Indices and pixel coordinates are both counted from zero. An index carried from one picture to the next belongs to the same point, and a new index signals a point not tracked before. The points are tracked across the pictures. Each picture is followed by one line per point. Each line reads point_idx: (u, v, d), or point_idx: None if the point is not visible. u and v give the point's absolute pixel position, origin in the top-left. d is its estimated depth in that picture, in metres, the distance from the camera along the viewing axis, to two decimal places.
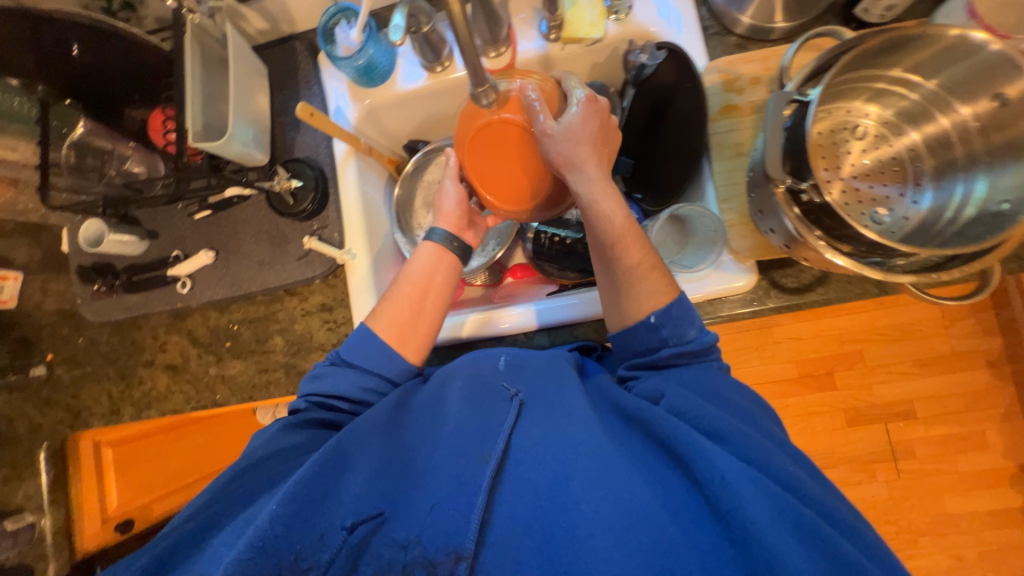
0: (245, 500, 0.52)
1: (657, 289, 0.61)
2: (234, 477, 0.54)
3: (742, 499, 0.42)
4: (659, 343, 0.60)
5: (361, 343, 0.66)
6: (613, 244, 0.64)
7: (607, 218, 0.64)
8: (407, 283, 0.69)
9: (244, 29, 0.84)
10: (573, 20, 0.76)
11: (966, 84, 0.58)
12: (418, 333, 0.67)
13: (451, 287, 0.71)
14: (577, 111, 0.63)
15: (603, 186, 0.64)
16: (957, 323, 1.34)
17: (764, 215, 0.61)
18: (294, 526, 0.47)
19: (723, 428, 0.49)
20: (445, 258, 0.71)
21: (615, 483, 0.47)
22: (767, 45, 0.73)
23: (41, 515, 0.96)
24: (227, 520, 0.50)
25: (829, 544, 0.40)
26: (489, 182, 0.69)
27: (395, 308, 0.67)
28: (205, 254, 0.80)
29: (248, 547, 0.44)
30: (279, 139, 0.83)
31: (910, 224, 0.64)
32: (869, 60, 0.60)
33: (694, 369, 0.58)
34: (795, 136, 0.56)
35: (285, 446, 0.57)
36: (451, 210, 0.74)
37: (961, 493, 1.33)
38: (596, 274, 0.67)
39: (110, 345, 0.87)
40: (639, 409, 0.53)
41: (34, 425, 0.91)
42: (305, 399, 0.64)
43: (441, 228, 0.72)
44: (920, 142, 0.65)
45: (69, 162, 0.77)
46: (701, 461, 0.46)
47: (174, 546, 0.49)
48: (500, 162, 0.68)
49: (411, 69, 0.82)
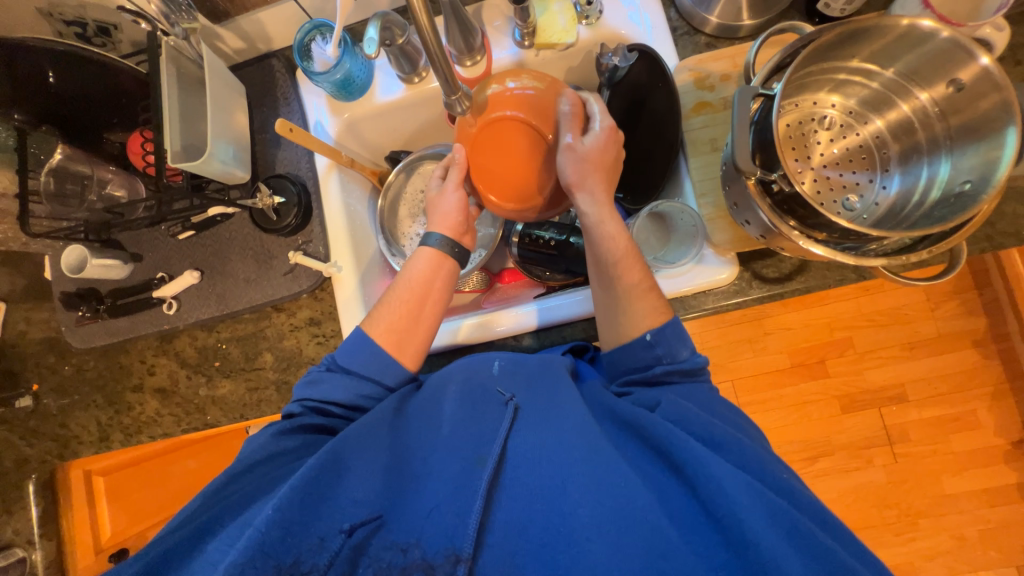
0: (240, 504, 0.51)
1: (652, 310, 0.62)
2: (228, 482, 0.54)
3: (739, 508, 0.43)
4: (653, 360, 0.60)
5: (353, 349, 0.65)
6: (614, 263, 0.65)
7: (611, 238, 0.66)
8: (405, 289, 0.69)
9: (221, 49, 0.84)
10: (546, 27, 0.78)
11: (923, 72, 0.60)
12: (416, 339, 0.67)
13: (448, 294, 0.71)
14: (600, 134, 0.68)
15: (609, 209, 0.68)
16: (942, 305, 1.37)
17: (739, 207, 0.63)
18: (292, 529, 0.46)
19: (718, 435, 0.51)
20: (443, 265, 0.71)
21: (612, 488, 0.48)
22: (734, 43, 0.75)
23: (31, 549, 0.93)
24: (223, 526, 0.49)
25: (816, 543, 0.41)
26: (483, 179, 0.75)
27: (394, 313, 0.67)
28: (190, 275, 0.79)
29: (248, 546, 0.44)
30: (260, 156, 0.83)
31: (881, 209, 0.66)
32: (828, 52, 0.61)
33: (687, 387, 0.58)
34: (762, 129, 0.58)
35: (279, 451, 0.57)
36: (451, 215, 0.73)
37: (954, 473, 1.35)
38: (591, 287, 0.68)
39: (97, 372, 0.87)
40: (635, 414, 0.54)
41: (21, 457, 0.89)
42: (300, 403, 0.63)
43: (438, 233, 0.72)
44: (884, 128, 0.68)
45: (48, 189, 0.75)
46: (699, 468, 0.47)
47: (165, 555, 0.47)
48: (501, 162, 0.74)
49: (389, 81, 0.83)
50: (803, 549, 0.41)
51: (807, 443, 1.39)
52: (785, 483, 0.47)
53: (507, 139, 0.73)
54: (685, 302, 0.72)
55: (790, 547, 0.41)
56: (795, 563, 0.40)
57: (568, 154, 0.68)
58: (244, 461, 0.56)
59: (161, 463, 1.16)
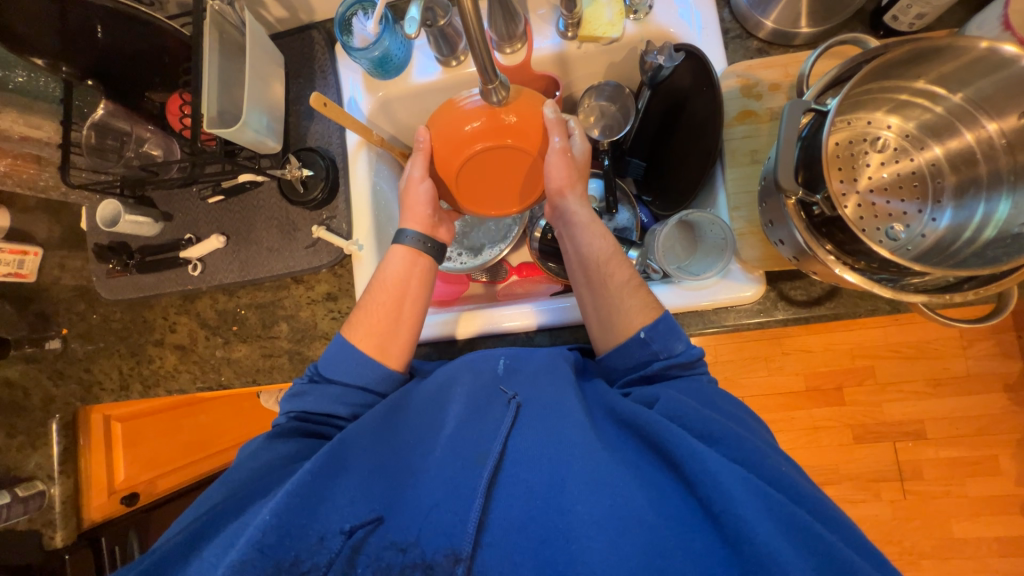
0: (237, 508, 0.53)
1: (643, 306, 0.62)
2: (225, 497, 0.55)
3: (734, 502, 0.43)
4: (648, 356, 0.60)
5: (337, 356, 0.66)
6: (601, 264, 0.67)
7: (597, 239, 0.69)
8: (382, 290, 0.69)
9: (263, 16, 0.85)
10: (591, 19, 0.75)
11: (997, 100, 0.56)
12: (398, 340, 0.68)
13: (427, 289, 0.72)
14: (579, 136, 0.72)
15: (590, 213, 0.71)
16: (976, 344, 1.30)
17: (774, 225, 0.60)
18: (291, 530, 0.48)
19: (718, 431, 0.50)
20: (419, 262, 0.72)
21: (610, 487, 0.47)
22: (789, 51, 0.72)
23: (51, 483, 0.97)
24: (216, 533, 0.52)
25: (812, 536, 0.41)
26: (473, 188, 0.78)
27: (371, 316, 0.68)
28: (217, 239, 0.80)
29: (246, 548, 0.45)
30: (293, 127, 0.84)
31: (927, 242, 0.62)
32: (892, 69, 0.57)
33: (685, 381, 0.58)
34: (810, 146, 0.54)
35: (273, 457, 0.58)
36: (421, 210, 0.73)
37: (966, 517, 1.29)
38: (581, 293, 0.68)
39: (122, 323, 0.90)
40: (635, 414, 0.53)
41: (48, 396, 0.93)
42: (286, 415, 0.64)
43: (412, 229, 0.73)
44: (942, 157, 0.63)
45: (89, 142, 0.77)
46: (696, 465, 0.46)
47: (162, 558, 0.50)
48: (484, 175, 0.76)
49: (426, 62, 0.82)
50: (799, 543, 0.41)
51: (814, 469, 1.35)
52: (783, 476, 0.47)
53: (483, 155, 0.73)
54: (705, 317, 0.70)
55: (786, 542, 0.41)
56: (791, 554, 0.40)
57: (558, 155, 0.69)
58: (241, 470, 0.58)
59: (180, 414, 1.23)
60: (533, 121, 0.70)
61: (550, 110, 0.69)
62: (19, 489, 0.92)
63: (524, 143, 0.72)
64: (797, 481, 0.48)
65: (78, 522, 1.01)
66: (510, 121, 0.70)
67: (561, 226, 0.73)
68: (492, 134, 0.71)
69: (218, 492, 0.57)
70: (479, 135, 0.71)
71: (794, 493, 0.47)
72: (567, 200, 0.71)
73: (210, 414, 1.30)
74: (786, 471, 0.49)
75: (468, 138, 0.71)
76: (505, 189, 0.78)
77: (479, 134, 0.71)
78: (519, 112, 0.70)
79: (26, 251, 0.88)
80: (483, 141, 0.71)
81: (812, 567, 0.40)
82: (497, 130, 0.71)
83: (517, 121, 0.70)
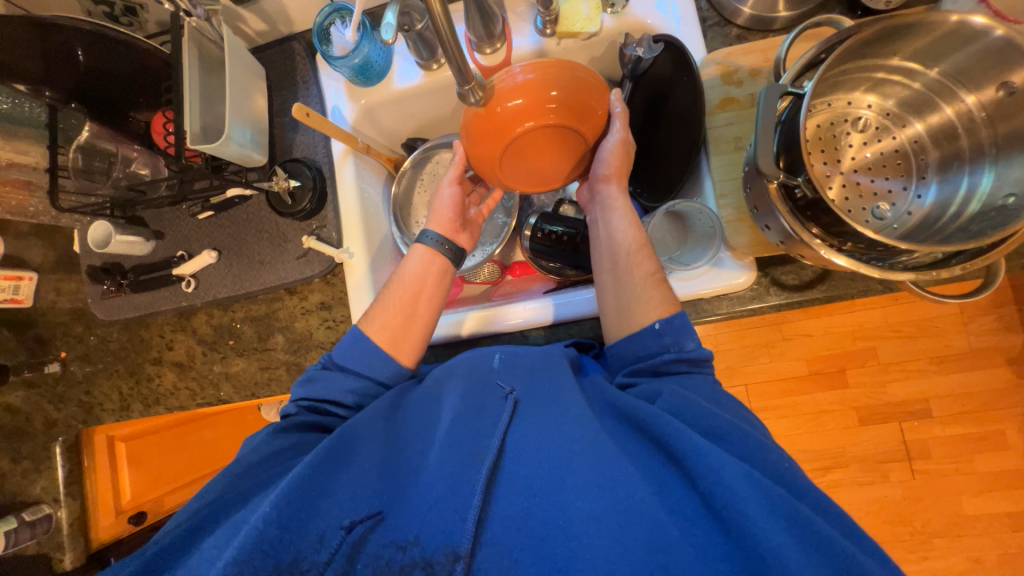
0: (237, 502, 0.54)
1: (663, 299, 0.62)
2: (228, 483, 0.56)
3: (735, 494, 0.43)
4: (660, 348, 0.60)
5: (351, 347, 0.66)
6: (631, 253, 0.67)
7: (632, 228, 0.69)
8: (400, 287, 0.70)
9: (243, 30, 0.85)
10: (569, 14, 0.76)
11: (974, 73, 0.56)
12: (412, 335, 0.68)
13: (443, 289, 0.72)
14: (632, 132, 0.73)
15: (627, 204, 0.71)
16: (976, 319, 1.29)
17: (759, 211, 0.60)
18: (289, 527, 0.47)
19: (720, 426, 0.50)
20: (435, 262, 0.72)
21: (611, 481, 0.47)
22: (768, 36, 0.71)
23: (58, 507, 0.97)
24: (214, 527, 0.52)
25: (813, 530, 0.41)
26: (513, 171, 0.74)
27: (389, 313, 0.68)
28: (209, 255, 0.80)
29: (247, 544, 0.45)
30: (279, 139, 0.84)
31: (913, 219, 0.62)
32: (867, 48, 0.57)
33: (692, 377, 0.58)
34: (789, 129, 0.54)
35: (273, 451, 0.59)
36: (445, 213, 0.75)
37: (975, 494, 1.29)
38: (605, 278, 0.68)
39: (120, 343, 0.90)
40: (635, 409, 0.53)
41: (48, 420, 0.94)
42: (295, 403, 0.65)
43: (434, 231, 0.74)
44: (924, 133, 0.63)
45: (76, 165, 0.76)
46: (696, 459, 0.46)
47: (161, 552, 0.50)
48: (520, 158, 0.72)
49: (407, 67, 0.83)
50: (800, 535, 0.41)
51: (820, 453, 1.35)
52: (782, 471, 0.48)
53: (527, 137, 0.69)
54: (699, 306, 0.70)
55: (787, 535, 0.40)
56: (792, 548, 0.39)
57: (616, 147, 0.71)
58: (240, 462, 0.58)
59: (183, 431, 1.25)
60: (577, 95, 0.67)
61: (615, 100, 0.70)
62: (25, 514, 0.93)
63: (569, 121, 0.69)
64: (796, 475, 0.48)
65: (86, 545, 1.01)
66: (553, 98, 0.67)
67: (597, 211, 0.73)
68: (535, 114, 0.67)
69: (218, 482, 0.57)
70: (522, 116, 0.67)
71: (793, 484, 0.47)
72: (610, 188, 0.72)
73: (215, 430, 1.31)
74: (787, 466, 0.49)
75: (513, 120, 0.67)
76: (545, 167, 0.74)
77: (523, 112, 0.67)
78: (560, 86, 0.66)
79: (21, 278, 0.88)
80: (530, 122, 0.67)
81: (813, 558, 0.40)
82: (541, 109, 0.67)
83: (560, 97, 0.66)
